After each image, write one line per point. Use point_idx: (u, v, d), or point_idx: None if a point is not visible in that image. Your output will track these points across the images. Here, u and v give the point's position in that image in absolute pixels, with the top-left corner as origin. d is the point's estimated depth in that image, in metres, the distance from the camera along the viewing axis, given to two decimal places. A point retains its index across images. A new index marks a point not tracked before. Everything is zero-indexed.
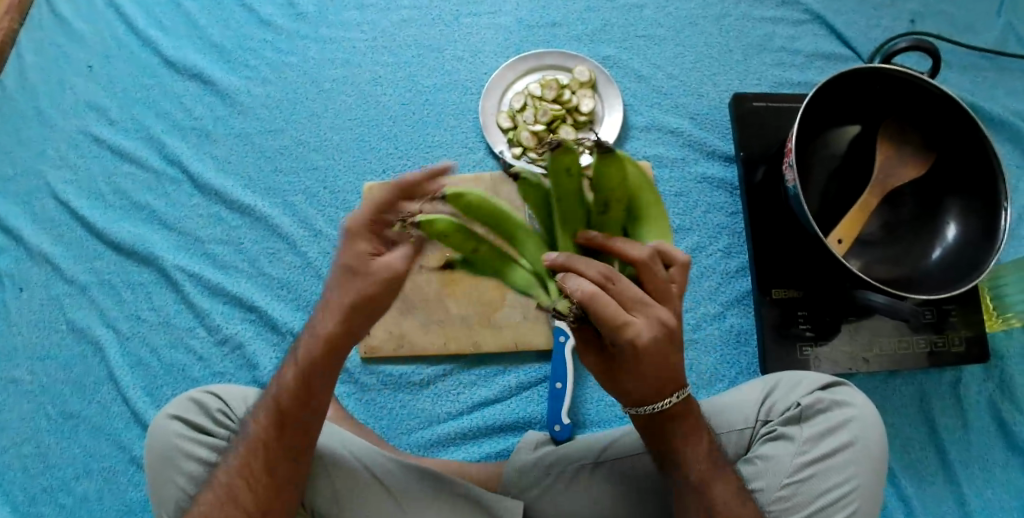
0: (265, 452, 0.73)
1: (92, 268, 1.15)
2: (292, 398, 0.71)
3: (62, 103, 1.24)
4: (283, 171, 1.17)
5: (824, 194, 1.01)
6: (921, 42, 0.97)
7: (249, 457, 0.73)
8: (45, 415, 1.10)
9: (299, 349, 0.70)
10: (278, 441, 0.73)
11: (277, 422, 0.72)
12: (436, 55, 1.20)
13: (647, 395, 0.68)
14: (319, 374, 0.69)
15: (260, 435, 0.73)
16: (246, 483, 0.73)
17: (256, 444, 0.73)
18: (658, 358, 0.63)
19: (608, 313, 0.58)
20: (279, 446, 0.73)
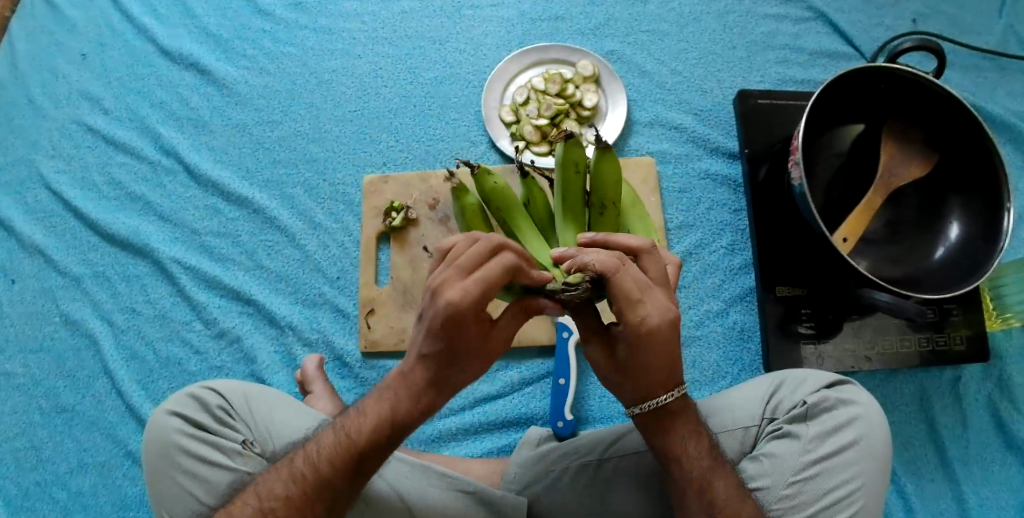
0: (324, 480, 0.72)
1: (86, 259, 1.13)
2: (372, 430, 0.72)
3: (56, 91, 1.21)
4: (282, 162, 1.15)
5: (828, 192, 1.00)
6: (926, 41, 0.96)
7: (305, 483, 0.72)
8: (38, 408, 1.08)
9: (395, 377, 0.72)
10: (341, 472, 0.72)
11: (346, 451, 0.72)
12: (438, 48, 1.19)
13: (651, 388, 0.71)
14: (409, 403, 0.71)
15: (321, 461, 0.73)
16: (297, 507, 0.72)
17: (316, 469, 0.72)
18: (661, 347, 0.67)
19: (625, 291, 0.64)
20: (340, 478, 0.72)
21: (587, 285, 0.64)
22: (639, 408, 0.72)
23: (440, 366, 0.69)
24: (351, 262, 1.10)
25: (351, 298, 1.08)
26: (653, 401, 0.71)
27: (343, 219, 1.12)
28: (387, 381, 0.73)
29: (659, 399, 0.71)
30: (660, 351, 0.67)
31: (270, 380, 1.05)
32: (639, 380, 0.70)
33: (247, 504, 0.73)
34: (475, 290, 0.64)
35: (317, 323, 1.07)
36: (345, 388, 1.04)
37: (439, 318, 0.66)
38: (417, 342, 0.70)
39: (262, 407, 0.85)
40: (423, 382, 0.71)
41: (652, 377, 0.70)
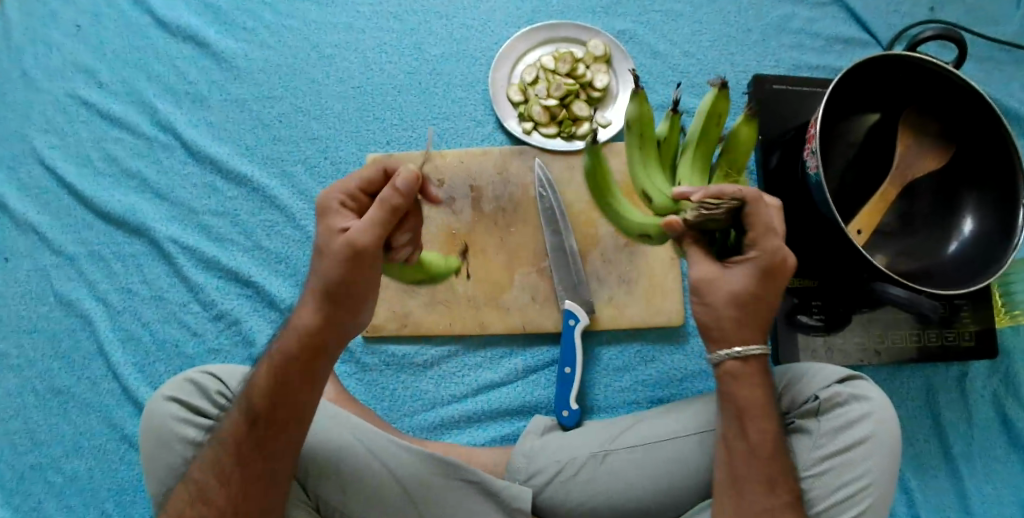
0: (259, 408, 0.71)
1: (80, 238, 1.10)
2: (290, 353, 0.70)
3: (49, 63, 1.17)
4: (283, 140, 1.12)
5: (842, 183, 0.99)
6: (948, 30, 0.94)
7: (242, 416, 0.72)
8: (33, 390, 1.05)
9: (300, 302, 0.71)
10: (266, 394, 0.71)
11: (269, 376, 0.71)
12: (445, 24, 1.15)
13: (744, 331, 0.71)
14: (313, 322, 0.69)
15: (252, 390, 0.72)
16: (238, 441, 0.72)
17: (248, 400, 0.72)
18: (774, 284, 0.69)
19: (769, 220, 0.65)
20: (268, 401, 0.71)
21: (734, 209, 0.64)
22: (727, 353, 0.72)
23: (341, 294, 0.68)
24: None
25: None
26: (744, 347, 0.72)
27: None
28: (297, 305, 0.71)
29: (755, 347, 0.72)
30: (773, 288, 0.69)
31: None
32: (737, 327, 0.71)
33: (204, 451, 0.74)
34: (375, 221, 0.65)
35: None
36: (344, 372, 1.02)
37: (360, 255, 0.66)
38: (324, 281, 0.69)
39: None
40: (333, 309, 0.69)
41: (755, 318, 0.71)
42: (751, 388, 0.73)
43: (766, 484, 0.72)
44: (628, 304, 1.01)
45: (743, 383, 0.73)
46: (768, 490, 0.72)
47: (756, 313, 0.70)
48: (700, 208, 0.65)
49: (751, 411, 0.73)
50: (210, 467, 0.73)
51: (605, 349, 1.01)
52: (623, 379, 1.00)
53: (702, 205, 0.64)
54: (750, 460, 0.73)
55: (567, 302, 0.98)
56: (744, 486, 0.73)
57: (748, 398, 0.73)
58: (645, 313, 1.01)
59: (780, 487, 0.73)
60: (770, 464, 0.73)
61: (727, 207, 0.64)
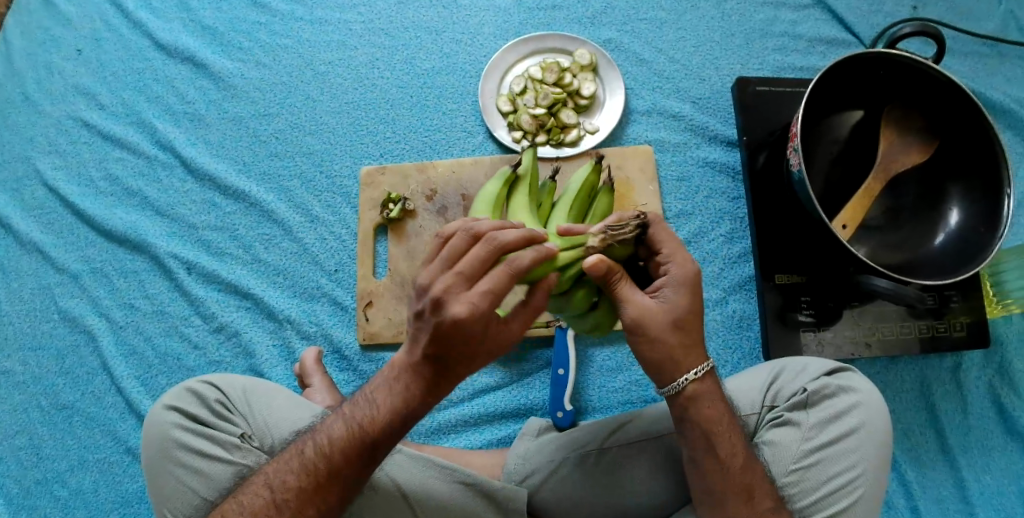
0: (335, 470, 0.71)
1: (83, 256, 1.13)
2: (383, 419, 0.70)
3: (51, 88, 1.20)
4: (279, 155, 1.15)
5: (827, 179, 1.00)
6: (926, 26, 0.95)
7: (318, 474, 0.72)
8: (38, 406, 1.07)
9: (403, 370, 0.70)
10: (353, 461, 0.71)
11: (359, 441, 0.71)
12: (434, 38, 1.18)
13: (693, 350, 0.71)
14: (419, 396, 0.69)
15: (333, 451, 0.72)
16: (310, 499, 0.72)
17: (327, 460, 0.72)
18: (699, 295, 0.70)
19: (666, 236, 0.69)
20: (350, 465, 0.71)
21: (636, 230, 0.67)
22: (684, 379, 0.71)
23: (444, 364, 0.67)
24: (350, 254, 1.09)
25: (349, 291, 1.08)
26: (699, 368, 0.71)
27: (340, 212, 1.11)
28: (398, 369, 0.70)
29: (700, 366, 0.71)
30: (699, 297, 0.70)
31: (269, 374, 1.05)
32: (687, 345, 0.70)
33: (259, 496, 0.73)
34: (480, 303, 0.62)
35: (315, 316, 1.07)
36: (342, 380, 1.04)
37: (444, 328, 0.63)
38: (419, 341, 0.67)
39: (259, 401, 0.84)
40: (431, 378, 0.68)
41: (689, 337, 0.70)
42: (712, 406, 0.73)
43: (746, 493, 0.73)
44: None
45: (706, 401, 0.73)
46: (747, 499, 0.73)
47: (689, 336, 0.70)
48: (606, 232, 0.65)
49: (714, 430, 0.73)
50: (266, 514, 0.72)
51: (597, 351, 1.03)
52: (617, 380, 1.01)
53: (609, 228, 0.66)
54: (723, 479, 0.73)
55: None
56: (723, 499, 0.73)
57: (712, 418, 0.73)
58: None
59: (760, 495, 0.74)
60: (747, 474, 0.73)
61: (630, 229, 0.66)
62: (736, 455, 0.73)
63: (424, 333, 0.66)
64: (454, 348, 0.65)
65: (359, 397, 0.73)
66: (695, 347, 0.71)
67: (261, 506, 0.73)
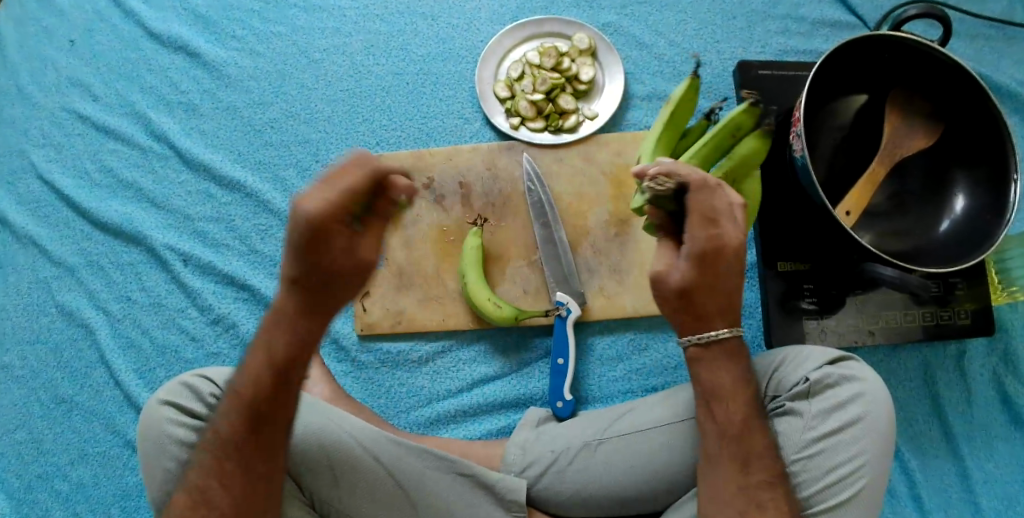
0: (253, 420, 0.72)
1: (79, 248, 1.12)
2: (280, 356, 0.70)
3: (44, 79, 1.19)
4: (274, 144, 1.13)
5: (831, 165, 0.98)
6: (931, 7, 0.93)
7: (233, 435, 0.72)
8: (38, 400, 1.07)
9: (282, 308, 0.69)
10: (264, 404, 0.72)
11: (265, 388, 0.71)
12: (431, 24, 1.16)
13: (707, 318, 0.73)
14: (304, 329, 0.69)
15: (237, 406, 0.72)
16: (239, 453, 0.72)
17: (237, 417, 0.72)
18: (722, 266, 0.70)
19: (704, 211, 0.67)
20: (266, 411, 0.72)
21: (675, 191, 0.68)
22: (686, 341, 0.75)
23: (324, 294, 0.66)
24: None
25: None
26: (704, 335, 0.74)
27: None
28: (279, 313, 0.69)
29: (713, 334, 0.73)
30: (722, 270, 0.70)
31: None
32: (694, 315, 0.73)
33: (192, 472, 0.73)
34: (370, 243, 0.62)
35: None
36: (340, 371, 1.03)
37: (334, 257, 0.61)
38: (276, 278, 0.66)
39: None
40: (312, 313, 0.68)
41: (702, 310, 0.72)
42: (724, 373, 0.75)
43: (740, 463, 0.73)
44: (621, 294, 1.01)
45: (716, 367, 0.75)
46: (741, 471, 0.72)
47: (707, 309, 0.72)
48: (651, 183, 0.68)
49: (714, 396, 0.74)
50: (201, 487, 0.72)
51: (598, 340, 1.02)
52: (617, 369, 1.00)
53: (650, 184, 0.68)
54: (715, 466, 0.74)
55: (559, 294, 0.98)
56: (716, 467, 0.73)
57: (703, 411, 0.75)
58: (638, 302, 1.01)
59: (752, 467, 0.72)
60: (744, 445, 0.73)
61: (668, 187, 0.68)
62: (733, 421, 0.74)
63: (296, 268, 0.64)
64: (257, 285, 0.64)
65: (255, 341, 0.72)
66: (710, 314, 0.73)
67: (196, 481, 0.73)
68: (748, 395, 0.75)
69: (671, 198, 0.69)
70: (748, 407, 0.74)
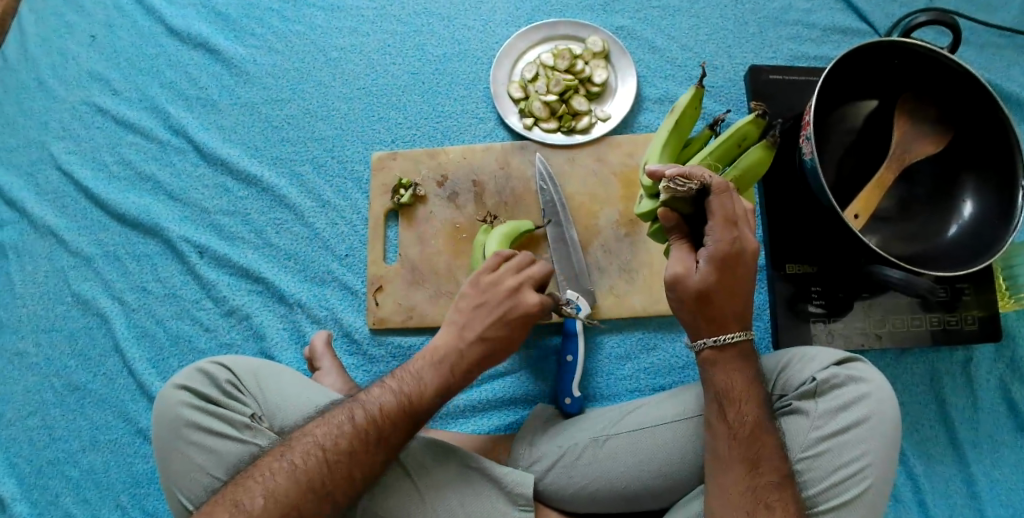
0: (382, 439, 0.76)
1: (96, 239, 1.14)
2: (436, 390, 0.79)
3: (65, 73, 1.21)
4: (291, 140, 1.15)
5: (840, 169, 0.99)
6: (941, 15, 0.94)
7: (365, 441, 0.75)
8: (51, 387, 1.09)
9: (456, 348, 0.81)
10: (401, 432, 0.77)
11: (406, 415, 0.77)
12: (447, 25, 1.18)
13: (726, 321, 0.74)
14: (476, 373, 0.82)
15: (385, 420, 0.76)
16: (360, 463, 0.74)
17: (377, 428, 0.76)
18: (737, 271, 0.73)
19: (723, 213, 0.71)
20: (397, 436, 0.76)
21: (695, 192, 0.70)
22: (703, 342, 0.76)
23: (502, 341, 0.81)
24: (360, 239, 1.10)
25: (359, 276, 1.08)
26: (721, 336, 0.75)
27: (351, 197, 1.11)
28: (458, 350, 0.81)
29: (728, 335, 0.75)
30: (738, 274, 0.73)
31: (279, 357, 1.06)
32: (715, 315, 0.74)
33: (309, 457, 0.74)
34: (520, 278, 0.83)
35: (325, 300, 1.07)
36: (351, 365, 1.05)
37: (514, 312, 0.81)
38: (474, 325, 0.81)
39: (269, 382, 0.85)
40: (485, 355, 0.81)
41: (719, 308, 0.74)
42: (739, 376, 0.76)
43: (749, 463, 0.73)
44: (629, 294, 1.03)
45: (732, 370, 0.76)
46: (751, 471, 0.73)
47: (724, 310, 0.74)
48: (671, 183, 0.69)
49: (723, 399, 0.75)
50: (316, 474, 0.73)
51: (607, 338, 1.03)
52: (625, 367, 1.02)
53: (670, 183, 0.69)
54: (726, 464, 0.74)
55: (570, 292, 0.99)
56: (725, 467, 0.74)
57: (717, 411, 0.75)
58: (647, 302, 1.02)
59: (759, 469, 0.73)
60: (755, 445, 0.74)
61: (690, 189, 0.69)
62: (744, 421, 0.74)
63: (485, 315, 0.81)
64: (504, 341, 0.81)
65: (396, 375, 0.81)
66: (726, 319, 0.75)
67: (312, 466, 0.73)
68: (759, 397, 0.76)
69: (688, 201, 0.71)
70: (760, 410, 0.75)
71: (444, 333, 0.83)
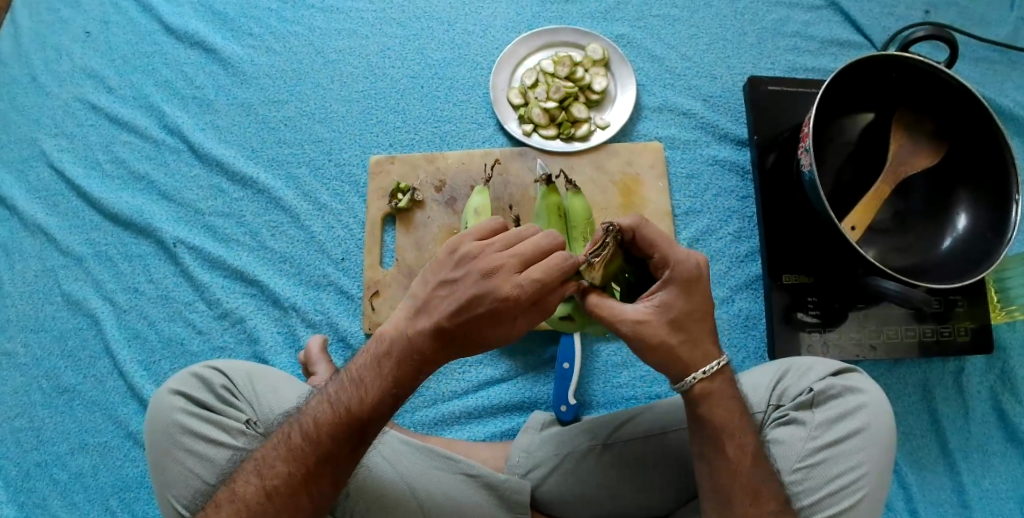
0: (324, 457, 0.71)
1: (88, 239, 1.12)
2: (371, 398, 0.70)
3: (59, 69, 1.20)
4: (288, 142, 1.14)
5: (837, 181, 1.00)
6: (939, 30, 0.95)
7: (305, 459, 0.71)
8: (39, 388, 1.07)
9: (394, 345, 0.70)
10: (342, 446, 0.71)
11: (348, 425, 0.71)
12: (446, 29, 1.17)
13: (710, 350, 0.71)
14: (410, 373, 0.70)
15: (320, 435, 0.71)
16: (300, 484, 0.71)
17: (314, 444, 0.71)
18: (701, 294, 0.70)
19: (657, 235, 0.69)
20: (340, 450, 0.71)
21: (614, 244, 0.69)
22: (692, 378, 0.70)
23: (450, 336, 0.68)
24: (356, 243, 1.09)
25: (355, 280, 1.07)
26: (710, 366, 0.70)
27: (348, 200, 1.11)
28: (387, 345, 0.70)
29: (707, 368, 0.70)
30: (702, 297, 0.70)
31: (273, 361, 1.05)
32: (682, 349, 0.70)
33: (249, 482, 0.72)
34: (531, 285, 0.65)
35: (321, 305, 1.06)
36: None
37: (481, 303, 0.66)
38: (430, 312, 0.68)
39: (265, 388, 0.84)
40: (428, 352, 0.69)
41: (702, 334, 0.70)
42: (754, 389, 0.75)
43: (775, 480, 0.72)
44: None
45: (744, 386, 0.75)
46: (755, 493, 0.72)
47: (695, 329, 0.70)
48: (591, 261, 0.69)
49: (732, 426, 0.72)
50: (257, 503, 0.71)
51: (602, 347, 1.03)
52: (621, 376, 1.02)
53: (591, 259, 0.69)
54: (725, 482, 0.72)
55: None
56: (754, 490, 0.72)
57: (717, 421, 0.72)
58: None
59: (762, 499, 0.72)
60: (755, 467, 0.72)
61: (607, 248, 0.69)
62: None
63: (446, 306, 0.68)
64: (474, 327, 0.67)
65: (345, 375, 0.73)
66: (706, 341, 0.71)
67: (252, 495, 0.71)
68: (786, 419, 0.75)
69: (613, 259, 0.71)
70: None
71: (394, 320, 0.71)
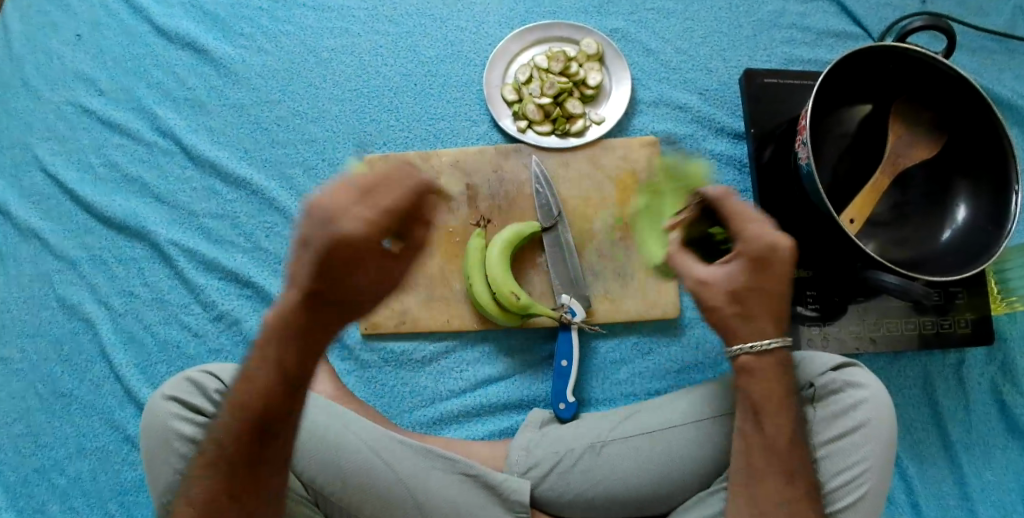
0: (255, 435, 0.69)
1: (83, 243, 1.12)
2: (292, 366, 0.67)
3: (49, 72, 1.19)
4: (281, 142, 1.14)
5: (835, 174, 0.99)
6: (936, 20, 0.94)
7: (237, 440, 0.69)
8: (36, 394, 1.06)
9: (294, 310, 0.63)
10: (269, 417, 0.69)
11: (269, 396, 0.68)
12: (439, 25, 1.16)
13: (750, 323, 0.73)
14: (322, 334, 0.64)
15: (245, 415, 0.69)
16: (239, 466, 0.70)
17: (240, 424, 0.69)
18: (773, 273, 0.71)
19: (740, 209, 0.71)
20: (271, 422, 0.69)
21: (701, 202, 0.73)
22: (742, 348, 0.74)
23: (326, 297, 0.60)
24: None
25: None
26: (757, 342, 0.73)
27: None
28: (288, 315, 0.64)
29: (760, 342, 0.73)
30: (769, 277, 0.71)
31: None
32: None
33: (194, 476, 0.71)
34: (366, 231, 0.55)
35: None
36: (345, 370, 1.03)
37: (372, 261, 0.57)
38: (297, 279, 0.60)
39: None
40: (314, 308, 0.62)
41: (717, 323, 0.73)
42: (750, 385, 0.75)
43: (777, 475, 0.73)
44: (623, 297, 1.02)
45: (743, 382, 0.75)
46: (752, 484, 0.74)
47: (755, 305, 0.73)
48: None
49: None
50: (205, 495, 0.70)
51: (602, 343, 1.02)
52: (621, 372, 1.01)
53: None
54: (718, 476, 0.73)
55: (566, 298, 0.99)
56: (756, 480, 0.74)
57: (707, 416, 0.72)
58: (640, 306, 1.02)
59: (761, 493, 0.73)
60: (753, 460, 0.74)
61: None
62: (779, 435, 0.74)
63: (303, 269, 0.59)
64: (338, 280, 0.58)
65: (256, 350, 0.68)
66: (748, 322, 0.73)
67: (199, 488, 0.70)
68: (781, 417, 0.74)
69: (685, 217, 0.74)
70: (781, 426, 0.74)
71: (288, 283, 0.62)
